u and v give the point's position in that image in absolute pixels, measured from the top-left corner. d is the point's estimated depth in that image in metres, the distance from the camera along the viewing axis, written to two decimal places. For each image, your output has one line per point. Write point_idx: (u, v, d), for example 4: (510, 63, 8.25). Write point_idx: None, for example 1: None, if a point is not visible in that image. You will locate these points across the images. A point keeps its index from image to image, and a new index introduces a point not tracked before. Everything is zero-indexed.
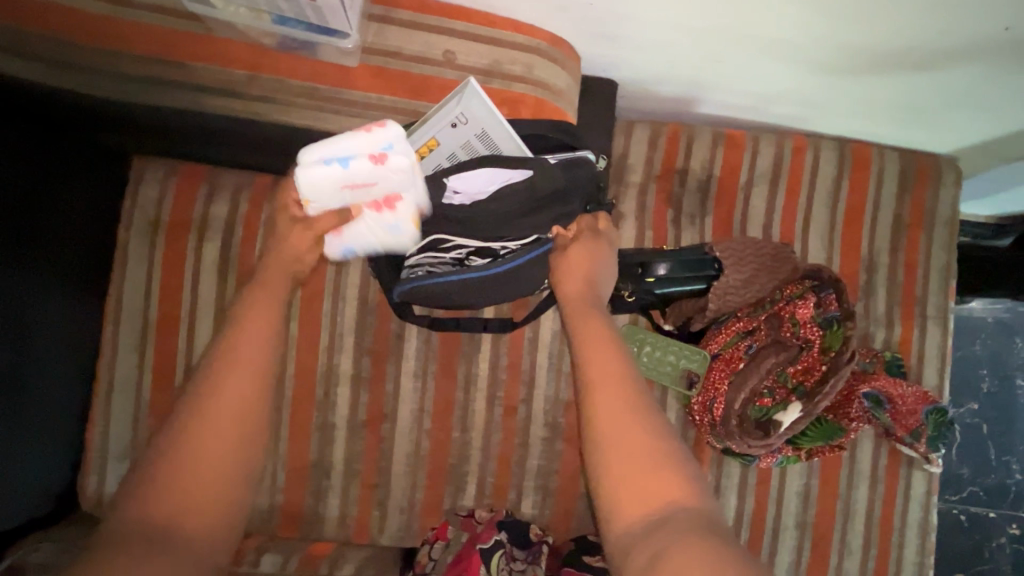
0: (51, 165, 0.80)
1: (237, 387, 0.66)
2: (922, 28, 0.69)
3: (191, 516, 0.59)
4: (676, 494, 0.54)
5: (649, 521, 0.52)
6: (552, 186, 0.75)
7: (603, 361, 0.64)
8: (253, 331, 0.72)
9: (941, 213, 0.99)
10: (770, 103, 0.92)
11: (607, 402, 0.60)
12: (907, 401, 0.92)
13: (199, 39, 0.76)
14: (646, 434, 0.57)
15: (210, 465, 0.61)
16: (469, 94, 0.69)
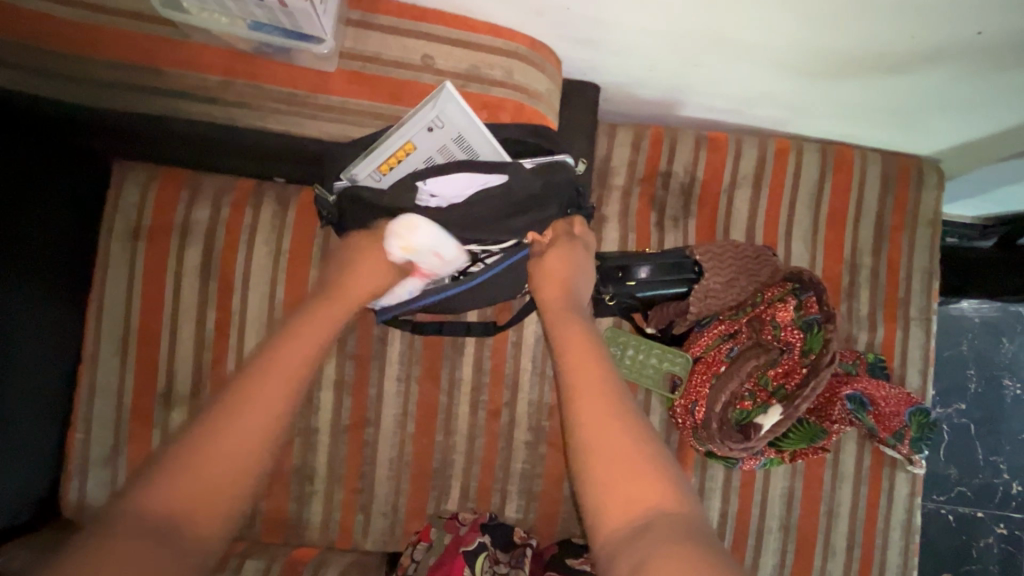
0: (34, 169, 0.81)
1: (270, 386, 0.58)
2: (896, 33, 0.69)
3: (196, 519, 0.50)
4: (662, 498, 0.51)
5: (632, 526, 0.49)
6: (528, 191, 0.76)
7: (584, 365, 0.62)
8: (304, 341, 0.65)
9: (924, 214, 1.00)
10: (751, 106, 0.93)
11: (589, 404, 0.58)
12: (890, 403, 0.92)
13: (174, 44, 0.76)
14: (630, 436, 0.55)
15: (230, 461, 0.53)
16: (445, 98, 0.68)
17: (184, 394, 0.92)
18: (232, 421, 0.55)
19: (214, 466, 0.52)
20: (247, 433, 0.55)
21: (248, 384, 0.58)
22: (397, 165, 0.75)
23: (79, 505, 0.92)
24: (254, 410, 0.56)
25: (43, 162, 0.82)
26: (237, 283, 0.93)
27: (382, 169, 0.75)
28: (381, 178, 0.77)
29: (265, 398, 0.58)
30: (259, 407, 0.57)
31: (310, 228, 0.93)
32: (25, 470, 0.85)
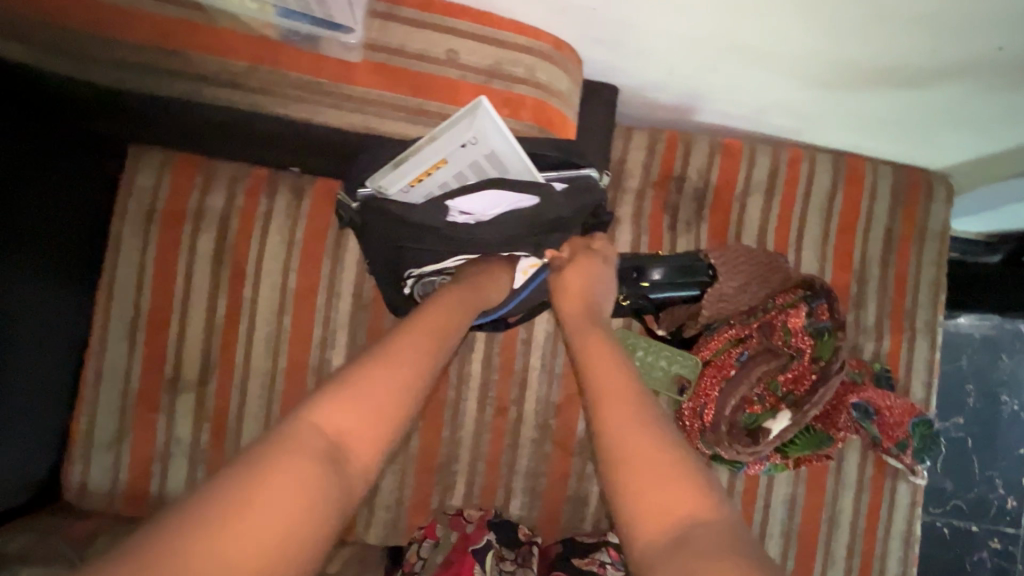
0: (32, 148, 0.78)
1: (413, 352, 0.59)
2: (916, 47, 0.70)
3: (355, 451, 0.49)
4: (699, 508, 0.48)
5: (670, 538, 0.46)
6: (556, 212, 0.77)
7: (612, 376, 0.60)
8: (433, 325, 0.66)
9: (932, 228, 1.01)
10: (767, 114, 0.93)
11: (618, 416, 0.56)
12: (895, 413, 0.93)
13: (199, 28, 0.75)
14: (664, 445, 0.53)
15: (388, 405, 0.53)
16: (482, 115, 0.66)
17: (191, 381, 0.92)
18: (385, 369, 0.55)
19: (374, 403, 0.52)
20: (400, 386, 0.55)
21: (387, 349, 0.58)
22: (427, 178, 0.75)
23: (82, 489, 0.91)
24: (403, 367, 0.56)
25: (41, 140, 0.80)
26: (249, 271, 0.92)
27: (412, 183, 0.75)
28: (409, 190, 0.76)
29: (409, 360, 0.58)
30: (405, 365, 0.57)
31: (324, 218, 0.93)
32: (29, 450, 0.85)
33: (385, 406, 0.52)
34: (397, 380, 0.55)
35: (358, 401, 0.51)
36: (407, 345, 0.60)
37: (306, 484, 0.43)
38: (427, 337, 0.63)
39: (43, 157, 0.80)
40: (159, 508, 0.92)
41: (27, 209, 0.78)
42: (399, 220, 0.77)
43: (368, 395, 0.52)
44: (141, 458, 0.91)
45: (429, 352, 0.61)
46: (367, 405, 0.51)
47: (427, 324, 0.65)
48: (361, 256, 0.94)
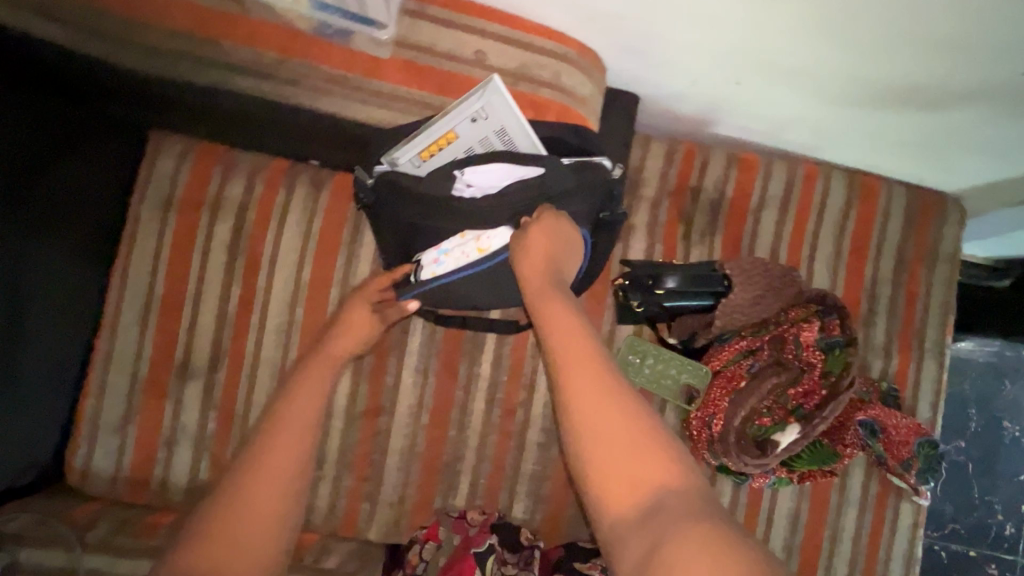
0: (51, 136, 0.80)
1: (287, 448, 0.73)
2: (940, 69, 0.71)
3: (241, 562, 0.65)
4: (668, 475, 0.52)
5: (640, 509, 0.50)
6: (561, 185, 0.74)
7: (576, 349, 0.60)
8: (309, 402, 0.78)
9: (943, 250, 1.01)
10: (785, 129, 0.94)
11: (583, 390, 0.57)
12: (901, 432, 0.93)
13: (232, 19, 0.76)
14: (630, 418, 0.55)
15: (266, 515, 0.69)
16: (491, 90, 0.69)
17: (201, 368, 0.92)
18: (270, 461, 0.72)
19: (252, 520, 0.68)
20: (278, 474, 0.72)
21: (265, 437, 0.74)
22: (437, 152, 0.77)
23: (85, 473, 0.91)
24: (274, 472, 0.71)
25: (59, 127, 0.81)
26: (264, 262, 0.93)
27: (422, 155, 0.77)
28: (420, 163, 0.79)
29: (283, 458, 0.73)
30: (276, 469, 0.72)
31: (341, 212, 0.94)
32: (36, 431, 0.85)
33: (262, 517, 0.68)
34: (274, 470, 0.72)
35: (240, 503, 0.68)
36: (286, 436, 0.74)
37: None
38: (296, 426, 0.75)
39: (62, 144, 0.82)
40: (160, 496, 0.92)
41: (46, 192, 0.79)
42: (406, 192, 0.76)
43: (239, 516, 0.67)
44: (146, 444, 0.91)
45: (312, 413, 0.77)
46: (241, 525, 0.67)
47: (302, 401, 0.78)
48: (376, 252, 0.94)
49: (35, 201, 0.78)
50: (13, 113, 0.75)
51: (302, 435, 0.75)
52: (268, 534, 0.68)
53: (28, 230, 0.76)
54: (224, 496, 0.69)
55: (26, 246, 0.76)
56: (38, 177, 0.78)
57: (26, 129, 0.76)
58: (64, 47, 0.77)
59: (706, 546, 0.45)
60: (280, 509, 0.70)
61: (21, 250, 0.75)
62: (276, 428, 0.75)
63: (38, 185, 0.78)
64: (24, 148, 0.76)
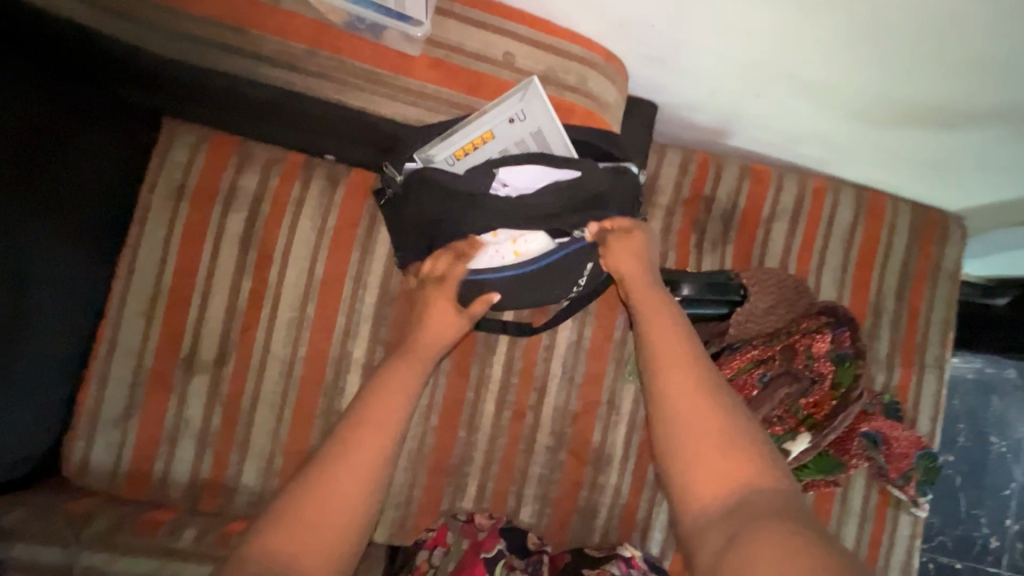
0: (66, 116, 0.78)
1: (374, 438, 0.67)
2: (957, 88, 0.74)
3: (305, 559, 0.58)
4: (754, 477, 0.57)
5: (727, 502, 0.56)
6: (597, 188, 0.77)
7: (674, 355, 0.69)
8: (395, 391, 0.73)
9: (946, 267, 1.04)
10: (799, 143, 0.96)
11: (685, 395, 0.65)
12: (902, 444, 0.95)
13: (263, 8, 0.75)
14: (723, 425, 0.62)
15: (338, 507, 0.62)
16: (531, 93, 0.74)
17: (207, 362, 0.90)
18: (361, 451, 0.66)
19: (325, 508, 0.61)
20: (366, 468, 0.65)
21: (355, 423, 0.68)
22: (473, 151, 0.79)
23: (84, 465, 0.88)
24: (355, 465, 0.65)
25: (75, 107, 0.80)
26: (277, 256, 0.91)
27: (458, 154, 0.78)
28: (454, 162, 0.80)
29: (366, 452, 0.66)
30: (353, 467, 0.65)
31: (357, 209, 0.93)
32: (36, 420, 0.82)
33: (332, 511, 0.62)
34: (363, 463, 0.65)
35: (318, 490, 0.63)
36: (370, 425, 0.68)
37: None
38: (384, 417, 0.69)
39: (77, 125, 0.80)
40: (160, 491, 0.89)
41: (58, 176, 0.77)
42: (439, 186, 0.76)
43: (325, 495, 0.62)
44: (147, 438, 0.89)
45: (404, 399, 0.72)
46: (319, 511, 0.61)
47: (389, 392, 0.72)
48: (391, 250, 0.93)
49: (47, 184, 0.76)
50: (25, 91, 0.73)
51: (383, 429, 0.68)
52: (341, 528, 0.61)
53: (37, 213, 0.74)
54: (300, 485, 0.63)
55: (35, 230, 0.74)
56: (51, 158, 0.76)
57: (39, 107, 0.75)
58: (83, 24, 0.75)
59: (784, 539, 0.49)
60: (356, 502, 0.63)
61: (30, 233, 0.73)
62: (372, 402, 0.71)
63: (50, 167, 0.76)
64: (37, 128, 0.74)
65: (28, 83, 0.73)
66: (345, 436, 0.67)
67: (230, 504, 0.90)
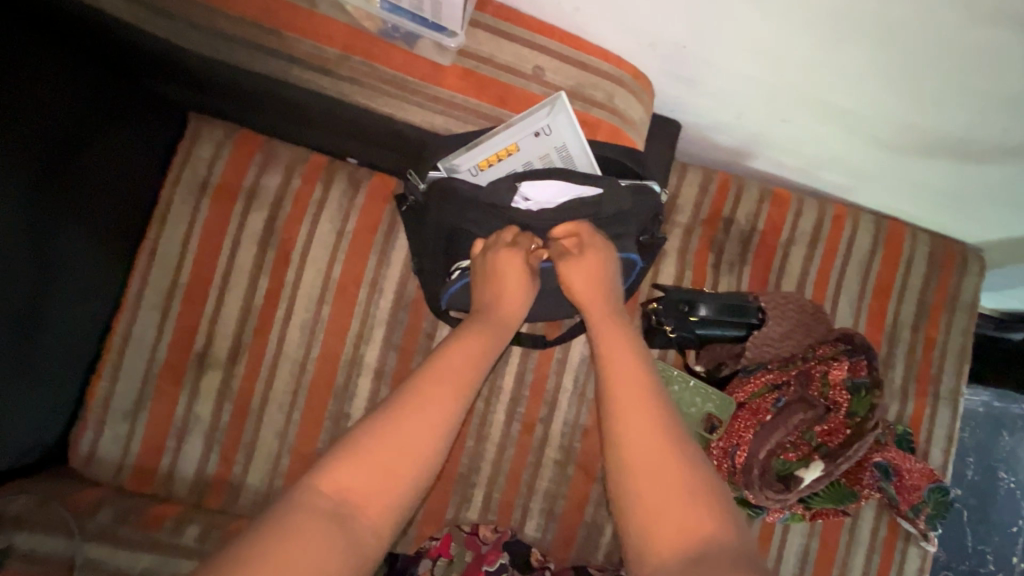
0: (94, 109, 0.79)
1: (441, 391, 0.63)
2: (986, 122, 0.74)
3: (364, 508, 0.55)
4: (721, 530, 0.54)
5: (688, 552, 0.53)
6: (618, 206, 0.78)
7: (638, 389, 0.65)
8: (461, 355, 0.69)
9: (963, 299, 1.03)
10: (821, 169, 0.96)
11: (638, 432, 0.61)
12: (913, 476, 0.93)
13: (299, 10, 0.76)
14: (689, 468, 0.58)
15: (404, 460, 0.58)
16: (559, 108, 0.75)
17: (220, 359, 0.90)
18: (426, 407, 0.62)
19: (397, 457, 0.58)
20: (432, 427, 0.61)
21: (423, 377, 0.65)
22: (496, 163, 0.79)
23: (91, 457, 0.88)
24: (423, 417, 0.61)
25: (104, 98, 0.81)
26: (295, 256, 0.91)
27: (481, 165, 0.79)
28: (477, 173, 0.80)
29: (435, 409, 0.62)
30: (421, 417, 0.61)
31: (377, 213, 0.93)
32: (47, 410, 0.82)
33: (400, 460, 0.58)
34: (429, 422, 0.61)
35: (380, 439, 0.58)
36: (439, 380, 0.65)
37: (313, 541, 0.50)
38: (451, 376, 0.66)
39: (105, 118, 0.81)
40: (167, 486, 0.89)
41: (84, 164, 0.78)
42: (464, 198, 0.78)
43: (390, 443, 0.58)
44: (157, 433, 0.89)
45: (476, 365, 0.69)
46: (383, 457, 0.57)
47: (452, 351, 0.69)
48: (408, 256, 0.93)
49: (74, 176, 0.77)
50: (55, 81, 0.73)
51: (456, 389, 0.65)
52: (405, 479, 0.58)
53: (61, 201, 0.75)
54: (370, 424, 0.60)
55: (57, 217, 0.75)
56: (79, 150, 0.77)
57: (72, 100, 0.76)
58: (123, 19, 0.76)
59: None
60: (421, 453, 0.59)
61: (52, 221, 0.74)
62: (440, 363, 0.67)
63: (75, 155, 0.77)
64: (66, 118, 0.75)
65: (61, 75, 0.74)
66: (412, 389, 0.63)
67: (235, 503, 0.90)
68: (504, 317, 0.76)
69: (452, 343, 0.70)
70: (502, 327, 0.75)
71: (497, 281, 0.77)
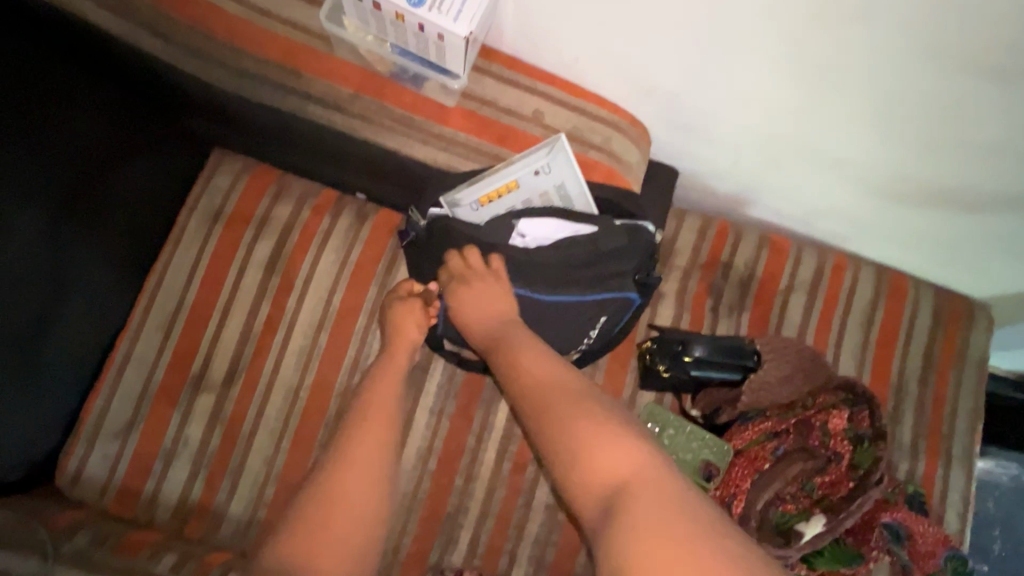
0: (127, 138, 0.88)
1: (365, 440, 0.73)
2: (975, 173, 0.76)
3: (322, 555, 0.63)
4: (633, 461, 0.56)
5: (608, 491, 0.54)
6: (614, 244, 0.81)
7: (542, 375, 0.67)
8: (380, 407, 0.76)
9: (972, 354, 1.01)
10: (819, 218, 0.97)
11: (554, 403, 0.63)
12: (928, 541, 0.88)
13: (319, 54, 0.82)
14: (597, 418, 0.60)
15: (346, 507, 0.67)
16: (558, 148, 0.79)
17: (216, 381, 0.91)
18: (353, 459, 0.71)
19: (342, 510, 0.66)
20: (363, 475, 0.70)
21: (353, 428, 0.74)
22: (497, 199, 0.83)
23: (77, 477, 0.88)
24: (357, 466, 0.70)
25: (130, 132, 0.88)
26: (298, 283, 0.94)
27: (482, 201, 0.83)
28: (478, 209, 0.84)
29: (362, 458, 0.71)
30: (352, 504, 0.67)
31: (381, 245, 0.96)
32: (42, 424, 0.83)
33: (344, 528, 0.65)
34: (359, 471, 0.70)
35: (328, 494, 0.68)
36: (361, 460, 0.71)
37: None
38: (376, 421, 0.75)
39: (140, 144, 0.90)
40: (149, 511, 0.88)
41: (112, 191, 0.86)
42: (462, 234, 0.82)
43: (336, 498, 0.67)
44: (145, 454, 0.88)
45: (392, 409, 0.77)
46: (334, 514, 0.66)
47: (374, 427, 0.74)
48: None
49: (99, 198, 0.84)
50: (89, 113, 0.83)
51: (378, 434, 0.74)
52: (352, 529, 0.66)
53: (79, 218, 0.81)
54: (303, 509, 0.67)
55: (78, 234, 0.81)
56: (105, 176, 0.85)
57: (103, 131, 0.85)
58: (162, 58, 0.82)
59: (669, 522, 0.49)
60: (361, 504, 0.68)
61: (67, 239, 0.79)
62: (368, 406, 0.77)
63: (101, 180, 0.84)
64: (96, 147, 0.84)
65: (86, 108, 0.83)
66: (347, 439, 0.73)
67: (215, 533, 0.87)
68: (401, 356, 0.83)
69: (371, 385, 0.80)
70: (404, 359, 0.83)
71: (396, 333, 0.85)
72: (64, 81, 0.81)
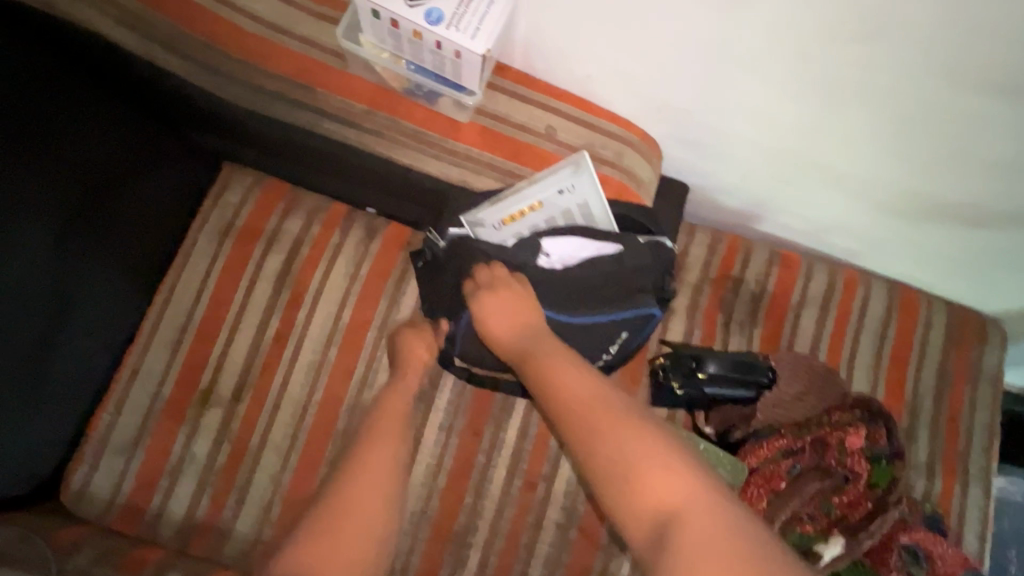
0: (138, 152, 0.88)
1: (380, 448, 0.70)
2: (988, 190, 0.76)
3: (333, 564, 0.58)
4: (686, 488, 0.50)
5: (659, 521, 0.49)
6: (637, 261, 0.82)
7: (576, 384, 0.61)
8: (394, 419, 0.75)
9: (986, 371, 1.00)
10: (830, 233, 0.97)
11: (592, 415, 0.56)
12: (948, 563, 0.85)
13: (333, 71, 0.82)
14: (641, 433, 0.54)
15: (359, 515, 0.63)
16: (583, 168, 0.78)
17: (224, 397, 0.90)
18: (368, 464, 0.67)
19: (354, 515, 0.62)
20: (376, 484, 0.66)
21: (368, 436, 0.72)
22: (520, 218, 0.83)
23: (81, 493, 0.86)
24: (371, 473, 0.66)
25: (142, 146, 0.89)
26: (307, 298, 0.93)
27: (504, 220, 0.83)
28: (500, 228, 0.84)
29: (378, 464, 0.68)
30: (363, 514, 0.63)
31: (390, 260, 0.95)
32: (48, 438, 0.83)
33: (357, 539, 0.61)
34: (372, 479, 0.66)
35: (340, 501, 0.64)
36: (376, 463, 0.68)
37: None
38: (389, 432, 0.73)
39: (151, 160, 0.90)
40: (153, 529, 0.86)
41: (121, 205, 0.86)
42: (475, 249, 0.81)
43: (349, 505, 0.63)
44: (150, 470, 0.87)
45: (404, 423, 0.75)
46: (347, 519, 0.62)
47: (386, 435, 0.72)
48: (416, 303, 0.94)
49: (107, 212, 0.84)
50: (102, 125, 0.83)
51: (393, 442, 0.71)
52: (360, 538, 0.61)
53: (88, 232, 0.81)
54: (316, 519, 0.63)
55: (85, 248, 0.81)
56: (113, 191, 0.84)
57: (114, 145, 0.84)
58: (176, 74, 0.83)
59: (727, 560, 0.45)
60: (374, 511, 0.63)
61: (73, 255, 0.79)
62: (382, 417, 0.75)
63: (109, 194, 0.84)
64: (105, 160, 0.83)
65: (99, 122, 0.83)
66: (363, 446, 0.71)
67: (219, 551, 0.85)
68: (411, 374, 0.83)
69: (382, 400, 0.78)
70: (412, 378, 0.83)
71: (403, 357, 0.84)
72: (78, 95, 0.81)
